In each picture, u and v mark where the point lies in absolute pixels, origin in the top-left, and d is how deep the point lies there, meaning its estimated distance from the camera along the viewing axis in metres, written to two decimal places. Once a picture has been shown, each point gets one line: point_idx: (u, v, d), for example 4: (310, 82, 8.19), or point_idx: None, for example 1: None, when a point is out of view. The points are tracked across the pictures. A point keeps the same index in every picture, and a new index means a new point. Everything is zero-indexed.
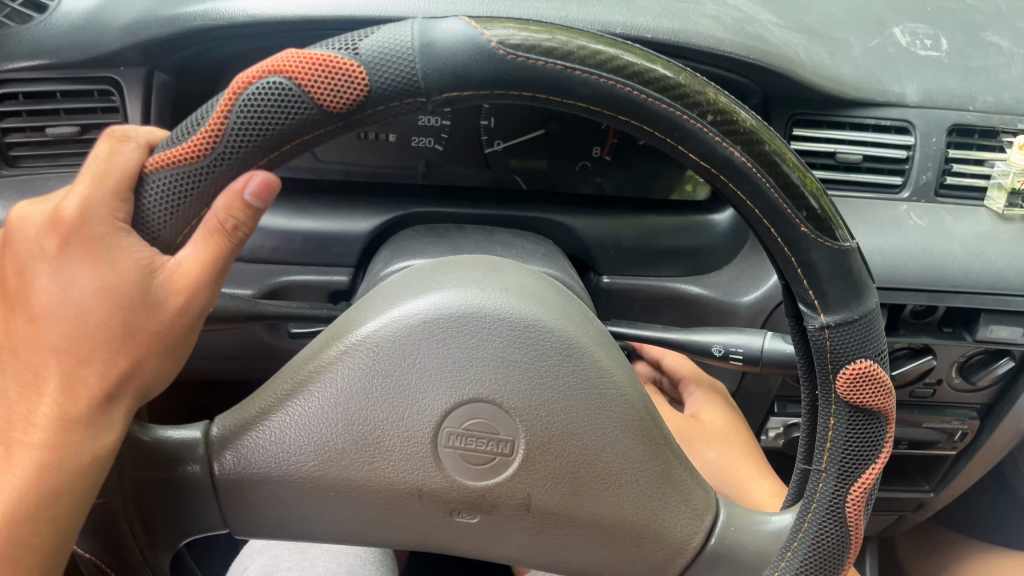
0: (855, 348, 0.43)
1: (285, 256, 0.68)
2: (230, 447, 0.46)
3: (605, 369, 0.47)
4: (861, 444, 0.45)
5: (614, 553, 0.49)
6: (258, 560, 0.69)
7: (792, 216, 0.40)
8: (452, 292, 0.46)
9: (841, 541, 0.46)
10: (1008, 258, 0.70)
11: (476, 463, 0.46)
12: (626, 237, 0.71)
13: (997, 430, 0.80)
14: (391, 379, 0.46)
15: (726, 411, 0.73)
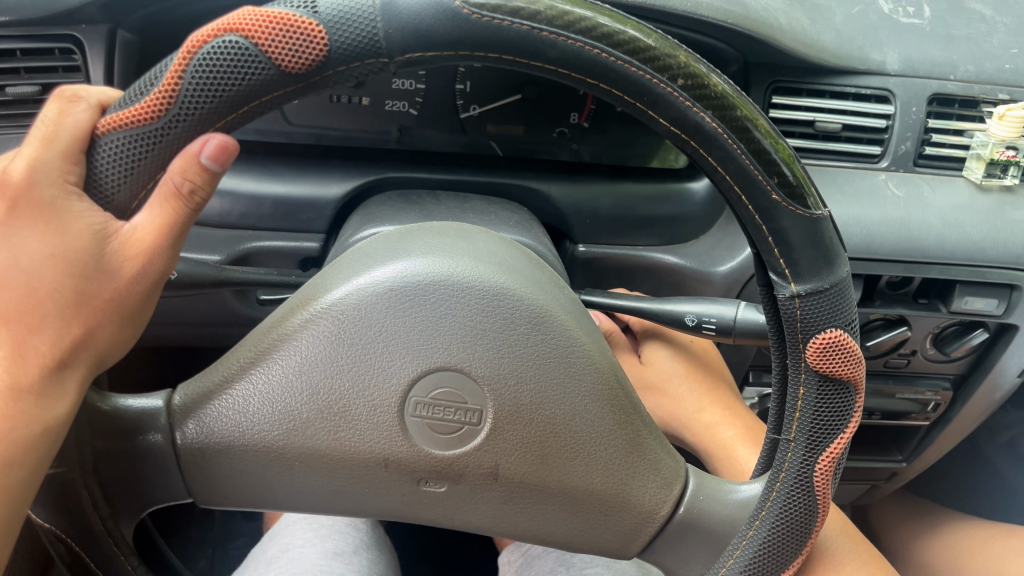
0: (824, 318, 0.42)
1: (254, 221, 0.67)
2: (193, 416, 0.45)
3: (575, 338, 0.47)
4: (830, 413, 0.44)
5: (582, 522, 0.49)
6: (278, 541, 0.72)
7: (764, 183, 0.40)
8: (420, 259, 0.45)
9: (809, 509, 0.46)
10: (985, 229, 0.70)
11: (443, 432, 0.45)
12: (603, 205, 0.70)
13: (970, 402, 0.80)
14: (357, 347, 0.45)
15: (667, 346, 0.79)
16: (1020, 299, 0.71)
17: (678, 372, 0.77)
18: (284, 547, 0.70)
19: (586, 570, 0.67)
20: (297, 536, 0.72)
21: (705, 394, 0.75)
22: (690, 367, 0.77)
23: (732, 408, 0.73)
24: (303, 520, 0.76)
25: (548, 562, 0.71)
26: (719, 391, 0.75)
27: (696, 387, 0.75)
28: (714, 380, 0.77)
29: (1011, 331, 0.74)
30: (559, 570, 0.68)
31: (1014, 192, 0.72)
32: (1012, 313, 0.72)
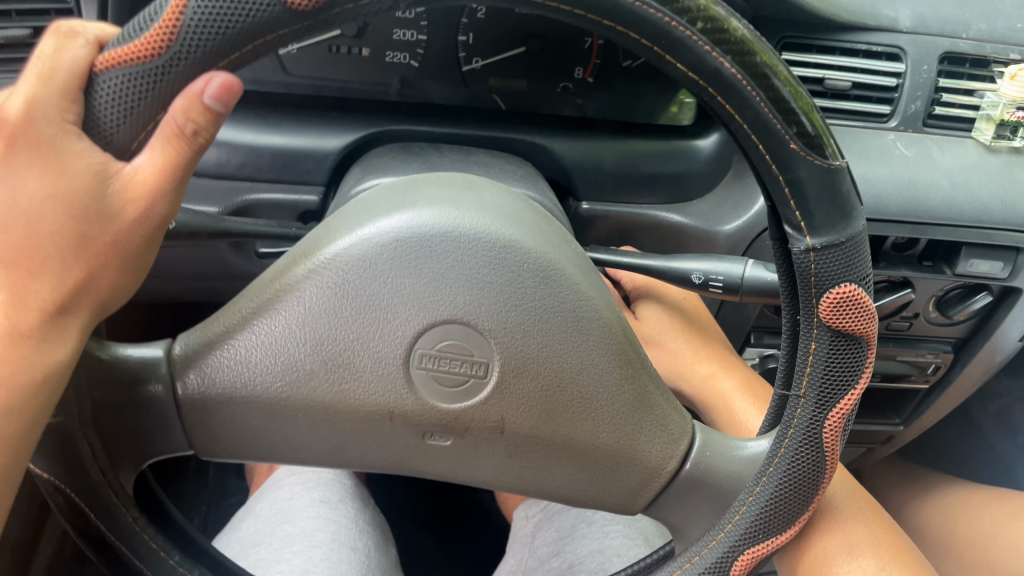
0: (840, 273, 0.42)
1: (252, 173, 0.65)
2: (194, 366, 0.44)
3: (583, 292, 0.46)
4: (841, 368, 0.44)
5: (588, 476, 0.49)
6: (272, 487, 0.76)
7: (782, 133, 0.39)
8: (427, 209, 0.44)
9: (817, 466, 0.46)
10: (992, 191, 0.69)
11: (449, 385, 0.45)
12: (606, 162, 0.69)
13: (970, 366, 0.81)
14: (363, 298, 0.44)
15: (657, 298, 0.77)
16: None
17: (672, 326, 0.75)
18: (277, 495, 0.74)
19: (608, 527, 0.74)
20: (285, 492, 0.74)
21: (700, 346, 0.74)
22: (681, 320, 0.76)
23: (727, 361, 0.73)
24: (293, 478, 0.76)
25: (568, 517, 0.77)
26: (714, 345, 0.75)
27: (691, 340, 0.74)
28: (709, 335, 0.76)
29: (1014, 294, 0.73)
30: (580, 526, 0.75)
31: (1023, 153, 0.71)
32: (1017, 277, 0.72)
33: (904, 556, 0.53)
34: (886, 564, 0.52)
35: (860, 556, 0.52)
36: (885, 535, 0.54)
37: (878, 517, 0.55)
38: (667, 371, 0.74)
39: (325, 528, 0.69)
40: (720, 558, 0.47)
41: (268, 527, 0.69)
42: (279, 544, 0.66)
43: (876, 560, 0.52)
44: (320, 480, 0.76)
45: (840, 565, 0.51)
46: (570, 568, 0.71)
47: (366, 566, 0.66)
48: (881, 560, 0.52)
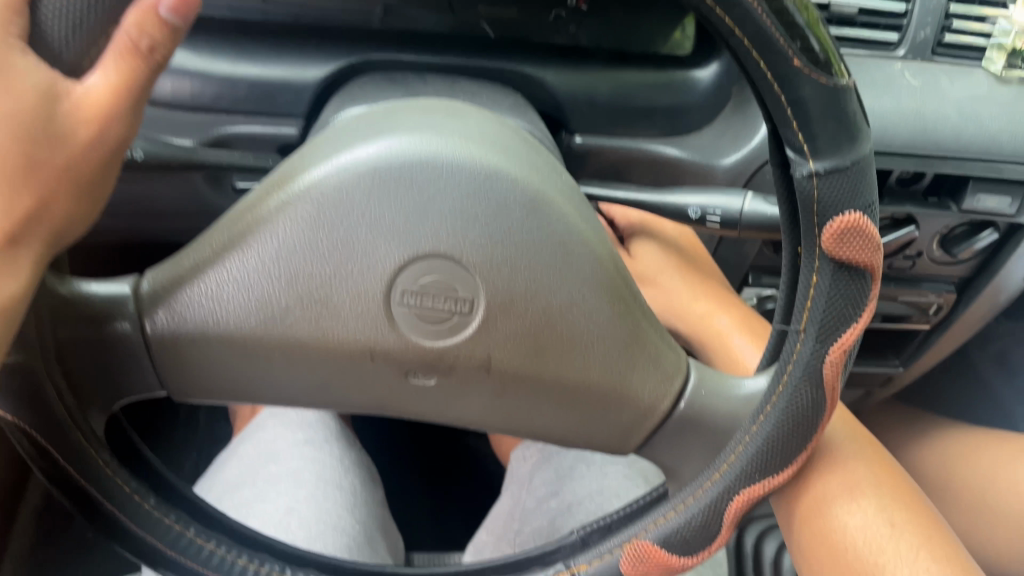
0: (844, 199, 0.39)
1: (227, 105, 0.62)
2: (163, 303, 0.42)
3: (574, 224, 0.44)
4: (844, 302, 0.42)
5: (579, 417, 0.47)
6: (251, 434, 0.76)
7: (784, 48, 0.36)
8: (407, 136, 0.42)
9: (817, 404, 0.44)
10: (1002, 121, 0.67)
11: (432, 322, 0.43)
12: (600, 93, 0.66)
13: (973, 306, 0.79)
14: (340, 231, 0.42)
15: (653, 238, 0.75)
16: None
17: (667, 266, 0.74)
18: (264, 435, 0.74)
19: (607, 467, 0.73)
20: (267, 433, 0.74)
21: (697, 284, 0.72)
22: (677, 260, 0.74)
23: (725, 297, 0.71)
24: (274, 419, 0.76)
25: (567, 458, 0.76)
26: (711, 283, 0.73)
27: (686, 279, 0.73)
28: (705, 274, 0.74)
29: (1022, 232, 0.71)
30: (579, 467, 0.74)
31: None
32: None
33: (909, 499, 0.51)
34: (889, 505, 0.50)
35: (860, 498, 0.50)
36: (889, 479, 0.52)
37: (882, 462, 0.53)
38: (662, 311, 0.72)
39: (310, 466, 0.70)
40: (715, 499, 0.46)
41: (253, 467, 0.70)
42: (264, 484, 0.68)
43: (878, 502, 0.50)
44: (304, 421, 0.76)
45: (838, 506, 0.49)
46: (568, 509, 0.70)
47: (351, 505, 0.68)
48: (884, 502, 0.50)
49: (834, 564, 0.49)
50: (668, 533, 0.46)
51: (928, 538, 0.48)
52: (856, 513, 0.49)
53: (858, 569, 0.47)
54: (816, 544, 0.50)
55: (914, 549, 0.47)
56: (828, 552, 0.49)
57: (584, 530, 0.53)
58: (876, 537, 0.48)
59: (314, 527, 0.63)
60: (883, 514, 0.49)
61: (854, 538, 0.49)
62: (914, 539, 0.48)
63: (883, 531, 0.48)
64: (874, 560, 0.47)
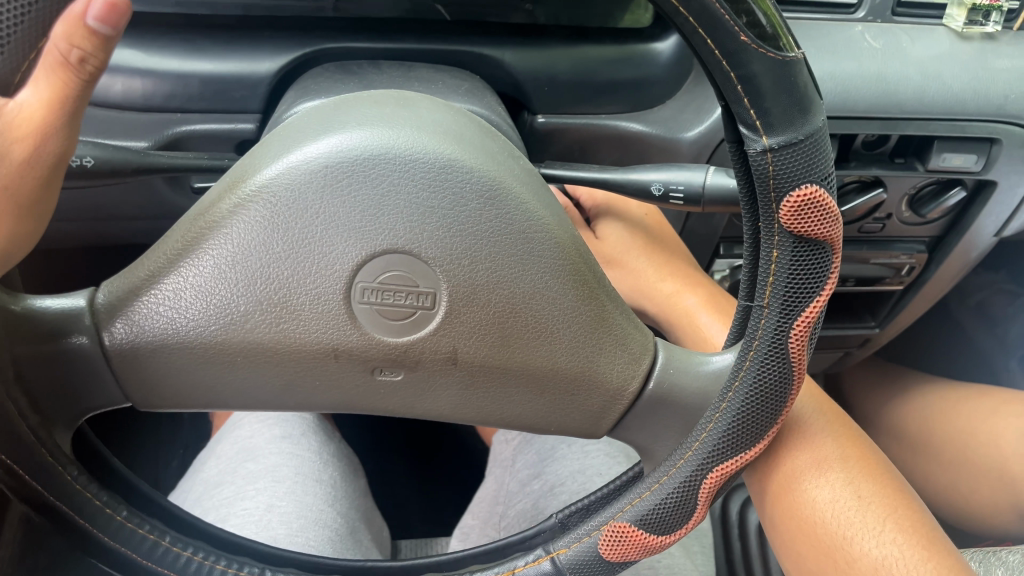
0: (800, 173, 0.39)
1: (182, 103, 0.61)
2: (120, 314, 0.42)
3: (533, 212, 0.43)
4: (805, 274, 0.42)
5: (549, 402, 0.47)
6: (231, 432, 0.76)
7: (731, 25, 0.35)
8: (356, 131, 0.41)
9: (784, 377, 0.44)
10: (965, 81, 0.66)
11: (394, 318, 0.42)
12: (562, 71, 0.65)
13: (945, 264, 0.79)
14: (294, 232, 0.41)
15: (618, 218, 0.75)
16: (1000, 153, 0.68)
17: (631, 246, 0.74)
18: (245, 432, 0.74)
19: (588, 446, 0.73)
20: (245, 431, 0.75)
21: (663, 262, 0.73)
22: (642, 238, 0.75)
23: (691, 275, 0.72)
24: (252, 416, 0.76)
25: (548, 439, 0.76)
26: (677, 260, 0.74)
27: (652, 258, 0.73)
28: (670, 251, 0.75)
29: (989, 187, 0.71)
30: (560, 447, 0.74)
31: (995, 40, 0.69)
32: (991, 170, 0.69)
33: (877, 469, 0.53)
34: (857, 477, 0.52)
35: (828, 471, 0.52)
36: (857, 450, 0.54)
37: (849, 432, 0.55)
38: (630, 291, 0.73)
39: (289, 462, 0.71)
40: (689, 477, 0.46)
41: (231, 467, 0.70)
42: (243, 481, 0.68)
43: (847, 474, 0.52)
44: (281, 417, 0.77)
45: (807, 482, 0.52)
46: (551, 490, 0.70)
47: (332, 497, 0.70)
48: (852, 473, 0.52)
49: (808, 537, 0.52)
50: (644, 514, 0.46)
51: (895, 507, 0.50)
52: (824, 487, 0.51)
53: (829, 543, 0.50)
54: (789, 519, 0.53)
55: (881, 520, 0.49)
56: (801, 527, 0.52)
57: (562, 513, 0.54)
58: (844, 511, 0.50)
59: (295, 523, 0.63)
60: (850, 487, 0.51)
61: (823, 513, 0.51)
62: (880, 510, 0.50)
63: (851, 504, 0.51)
64: (844, 533, 0.50)
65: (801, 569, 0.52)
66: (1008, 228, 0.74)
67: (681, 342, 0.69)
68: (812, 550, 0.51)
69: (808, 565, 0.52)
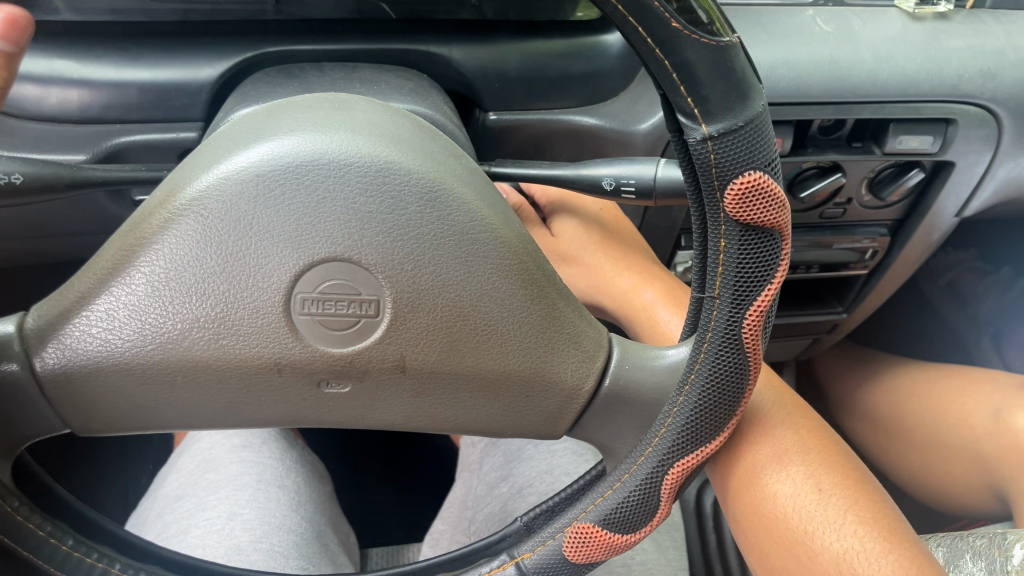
0: (742, 160, 0.38)
1: (120, 114, 0.60)
2: (52, 339, 0.41)
3: (476, 212, 0.42)
4: (755, 263, 0.41)
5: (504, 406, 0.46)
6: (193, 444, 0.74)
7: (662, 12, 0.34)
8: (287, 138, 0.40)
9: (740, 369, 0.43)
10: (918, 61, 0.66)
11: (337, 328, 0.41)
12: (511, 66, 0.64)
13: (907, 246, 0.79)
14: (228, 245, 0.40)
15: (573, 214, 0.75)
16: (956, 134, 0.68)
17: (587, 242, 0.74)
18: (208, 442, 0.73)
19: (555, 445, 0.73)
20: (204, 443, 0.73)
21: (620, 256, 0.73)
22: (597, 234, 0.74)
23: (648, 268, 0.73)
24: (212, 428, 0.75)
25: (515, 441, 0.75)
26: (633, 253, 0.74)
27: (609, 252, 0.73)
28: (628, 246, 0.74)
29: (947, 168, 0.70)
30: (527, 448, 0.73)
31: (948, 19, 0.68)
32: (948, 151, 0.69)
33: (840, 463, 0.52)
34: (818, 469, 0.52)
35: (789, 465, 0.52)
36: (820, 445, 0.54)
37: (812, 427, 0.55)
38: (589, 287, 0.73)
39: (250, 471, 0.69)
40: (650, 475, 0.44)
41: (192, 478, 0.69)
42: (203, 493, 0.67)
43: (808, 468, 0.52)
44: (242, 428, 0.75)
45: (769, 477, 0.52)
46: (520, 492, 0.69)
47: (297, 502, 0.68)
48: (814, 467, 0.52)
49: (772, 534, 0.52)
50: (606, 514, 0.45)
51: (856, 499, 0.49)
52: (785, 482, 0.51)
53: (792, 538, 0.50)
54: (753, 516, 0.53)
55: (841, 513, 0.49)
56: (765, 524, 0.52)
57: (527, 515, 0.53)
58: (805, 505, 0.50)
59: (259, 530, 0.63)
60: (812, 480, 0.51)
61: (786, 508, 0.51)
62: (841, 502, 0.49)
63: (812, 498, 0.50)
64: (805, 527, 0.49)
65: (768, 566, 0.52)
66: (968, 208, 0.74)
67: (640, 339, 0.69)
68: (776, 546, 0.51)
69: (774, 562, 0.51)
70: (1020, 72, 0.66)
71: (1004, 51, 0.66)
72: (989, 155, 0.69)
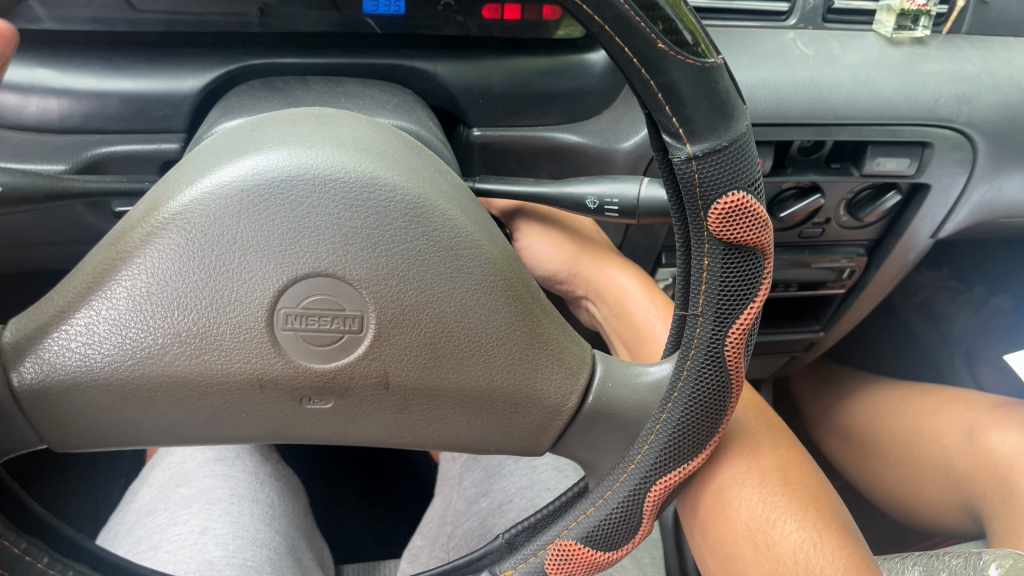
0: (725, 179, 0.39)
1: (101, 124, 0.60)
2: (29, 353, 0.40)
3: (461, 228, 0.42)
4: (737, 281, 0.41)
5: (486, 422, 0.46)
6: (167, 457, 0.73)
7: (647, 32, 0.35)
8: (272, 152, 0.39)
9: (722, 387, 0.44)
10: (896, 85, 0.67)
11: (320, 344, 0.41)
12: (495, 82, 0.65)
13: (884, 266, 0.80)
14: (211, 260, 0.40)
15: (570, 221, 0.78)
16: (931, 157, 0.69)
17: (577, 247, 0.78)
18: (182, 456, 0.72)
19: (535, 461, 0.73)
20: (178, 456, 0.73)
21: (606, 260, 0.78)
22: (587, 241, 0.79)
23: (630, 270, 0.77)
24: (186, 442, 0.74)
25: (494, 456, 0.75)
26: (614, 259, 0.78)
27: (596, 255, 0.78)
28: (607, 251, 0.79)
29: (923, 190, 0.72)
30: (506, 463, 0.74)
31: (925, 44, 0.69)
32: (924, 173, 0.70)
33: (801, 467, 0.55)
34: (785, 468, 0.55)
35: (760, 457, 0.54)
36: (783, 449, 0.56)
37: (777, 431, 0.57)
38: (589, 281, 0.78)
39: (224, 484, 0.69)
40: (633, 491, 0.44)
41: (164, 493, 0.68)
42: (175, 507, 0.66)
43: (776, 465, 0.54)
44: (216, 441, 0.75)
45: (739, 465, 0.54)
46: (499, 507, 0.69)
47: (270, 516, 0.68)
48: (781, 465, 0.55)
49: (729, 521, 0.53)
50: (588, 531, 0.44)
51: (815, 501, 0.52)
52: (753, 474, 0.53)
53: (751, 526, 0.52)
54: (713, 504, 0.54)
55: (802, 510, 0.51)
56: (724, 512, 0.53)
57: (508, 532, 0.51)
58: (766, 496, 0.52)
59: (232, 544, 0.62)
60: (778, 476, 0.54)
61: (747, 497, 0.52)
62: (803, 500, 0.52)
63: (776, 492, 0.53)
64: (766, 517, 0.52)
65: (723, 553, 0.54)
66: (943, 229, 0.75)
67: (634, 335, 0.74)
68: (735, 533, 0.52)
69: (730, 549, 0.53)
70: (994, 96, 0.68)
71: (980, 76, 0.68)
72: (964, 177, 0.71)
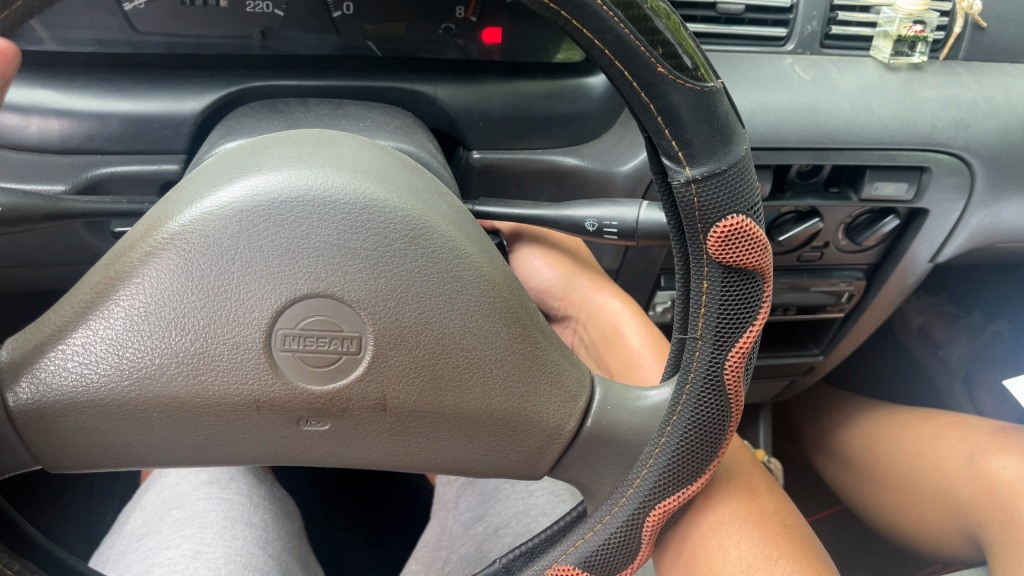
0: (725, 203, 0.39)
1: (101, 144, 0.60)
2: (25, 372, 0.40)
3: (460, 250, 0.42)
4: (736, 304, 0.41)
5: (484, 445, 0.45)
6: (160, 479, 0.73)
7: (647, 56, 0.35)
8: (272, 173, 0.40)
9: (721, 411, 0.43)
10: (893, 109, 0.67)
11: (318, 365, 0.40)
12: (494, 106, 0.65)
13: (883, 290, 0.80)
14: (209, 280, 0.40)
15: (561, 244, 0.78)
16: (929, 181, 0.69)
17: (568, 270, 0.77)
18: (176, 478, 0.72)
19: (532, 485, 0.73)
20: (171, 478, 0.72)
21: (595, 282, 0.77)
22: (578, 264, 0.78)
23: (618, 294, 0.76)
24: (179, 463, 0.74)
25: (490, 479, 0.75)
26: (604, 282, 0.78)
27: (587, 277, 0.77)
28: (597, 274, 0.78)
29: (920, 215, 0.72)
30: (503, 487, 0.73)
31: (922, 70, 0.70)
32: (922, 198, 0.71)
33: (793, 517, 0.58)
34: (780, 513, 0.57)
35: (761, 501, 0.57)
36: (777, 496, 0.59)
37: (767, 483, 0.59)
38: (578, 302, 0.78)
39: (216, 508, 0.68)
40: (632, 515, 0.44)
41: (157, 515, 0.68)
42: (168, 530, 0.65)
43: (773, 509, 0.57)
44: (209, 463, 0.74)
45: (745, 503, 0.55)
46: (495, 532, 0.68)
47: (263, 540, 0.67)
48: (776, 509, 0.57)
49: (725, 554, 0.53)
50: (587, 556, 0.44)
51: (809, 549, 0.55)
52: (756, 516, 0.55)
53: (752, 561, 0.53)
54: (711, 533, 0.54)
55: (799, 554, 0.54)
56: (719, 544, 0.53)
57: (505, 557, 0.50)
58: (766, 539, 0.54)
59: (224, 568, 0.61)
60: (776, 521, 0.56)
61: (749, 536, 0.54)
62: (798, 545, 0.55)
63: (775, 535, 0.55)
64: (767, 556, 0.53)
65: None
66: (942, 253, 0.75)
67: (620, 364, 0.73)
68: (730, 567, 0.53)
69: None
70: (991, 122, 0.68)
71: (977, 101, 0.68)
72: (962, 203, 0.71)
